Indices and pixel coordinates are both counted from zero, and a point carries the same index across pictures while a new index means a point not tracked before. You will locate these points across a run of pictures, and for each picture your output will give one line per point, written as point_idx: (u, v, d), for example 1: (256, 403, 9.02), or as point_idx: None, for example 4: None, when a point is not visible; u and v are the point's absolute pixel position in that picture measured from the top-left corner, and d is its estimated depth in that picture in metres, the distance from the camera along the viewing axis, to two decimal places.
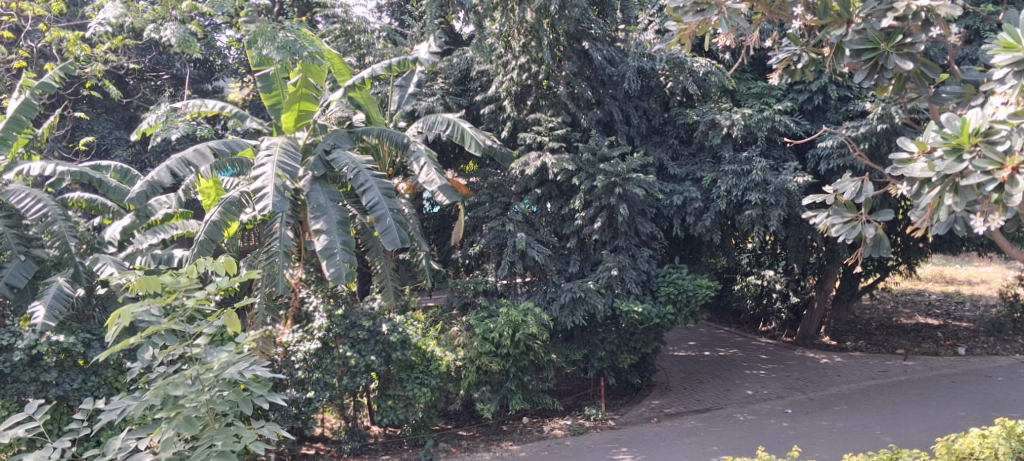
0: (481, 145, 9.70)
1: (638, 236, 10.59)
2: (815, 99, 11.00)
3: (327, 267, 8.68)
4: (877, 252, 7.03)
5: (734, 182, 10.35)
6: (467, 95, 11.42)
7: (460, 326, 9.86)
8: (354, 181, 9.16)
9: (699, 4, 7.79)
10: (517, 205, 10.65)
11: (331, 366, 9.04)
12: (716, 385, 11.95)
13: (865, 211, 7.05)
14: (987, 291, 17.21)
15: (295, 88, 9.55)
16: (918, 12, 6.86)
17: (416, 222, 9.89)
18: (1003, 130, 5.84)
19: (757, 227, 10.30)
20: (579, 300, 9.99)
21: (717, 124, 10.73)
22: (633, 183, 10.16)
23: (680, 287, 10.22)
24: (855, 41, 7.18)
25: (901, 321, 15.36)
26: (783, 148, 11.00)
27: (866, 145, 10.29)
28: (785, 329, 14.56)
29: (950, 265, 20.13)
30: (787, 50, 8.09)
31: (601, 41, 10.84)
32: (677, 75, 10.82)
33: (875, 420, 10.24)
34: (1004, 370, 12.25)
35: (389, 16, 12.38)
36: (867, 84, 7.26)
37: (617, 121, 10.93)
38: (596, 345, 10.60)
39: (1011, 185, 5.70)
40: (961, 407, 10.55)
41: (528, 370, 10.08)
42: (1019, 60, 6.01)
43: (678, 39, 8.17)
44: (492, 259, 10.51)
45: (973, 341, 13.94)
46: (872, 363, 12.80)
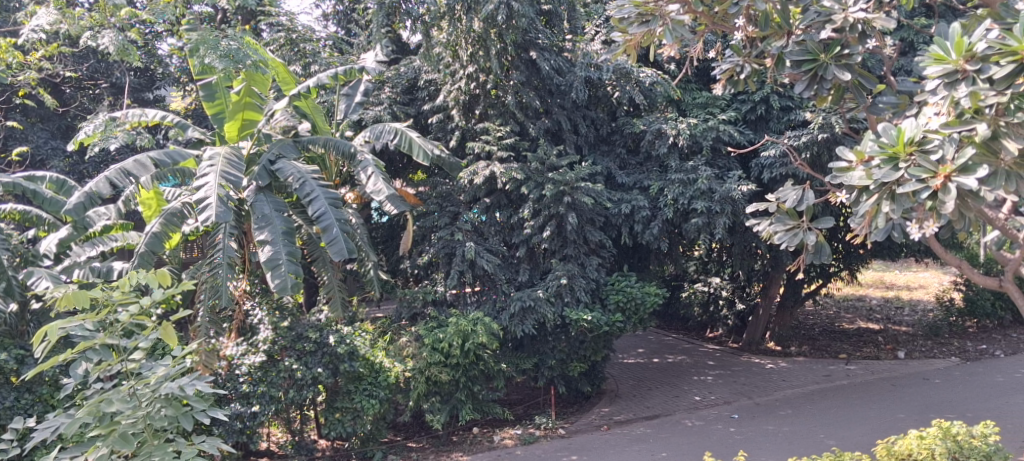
0: (429, 154, 9.68)
1: (587, 245, 10.64)
2: (759, 109, 11.17)
3: (272, 278, 8.57)
4: (818, 259, 7.22)
5: (680, 190, 10.48)
6: (415, 104, 11.29)
7: (409, 336, 9.86)
8: (300, 191, 9.07)
9: (643, 15, 7.94)
10: (466, 215, 10.57)
11: (277, 379, 8.89)
12: (665, 391, 12.06)
13: (807, 219, 7.22)
14: (925, 296, 17.66)
15: (239, 97, 9.48)
16: (855, 24, 7.11)
17: (364, 232, 9.82)
18: (936, 139, 6.05)
19: (704, 235, 10.44)
20: (529, 309, 9.98)
21: (663, 133, 10.88)
22: (582, 191, 10.23)
23: (629, 295, 10.30)
24: (794, 52, 7.35)
25: (844, 326, 15.68)
26: (727, 157, 11.17)
27: (807, 154, 10.52)
28: (732, 335, 14.77)
29: (890, 271, 20.68)
30: (731, 61, 8.24)
31: (548, 51, 10.84)
32: (623, 85, 10.95)
33: (819, 423, 10.43)
34: (942, 373, 12.58)
35: (335, 24, 12.27)
36: (807, 94, 7.40)
37: (565, 130, 11.00)
38: (546, 353, 10.61)
39: (944, 193, 5.89)
40: (901, 409, 10.80)
41: (478, 380, 10.05)
42: (949, 72, 6.20)
43: (623, 50, 8.29)
44: (441, 268, 10.45)
45: (912, 344, 14.28)
46: (815, 368, 13.05)
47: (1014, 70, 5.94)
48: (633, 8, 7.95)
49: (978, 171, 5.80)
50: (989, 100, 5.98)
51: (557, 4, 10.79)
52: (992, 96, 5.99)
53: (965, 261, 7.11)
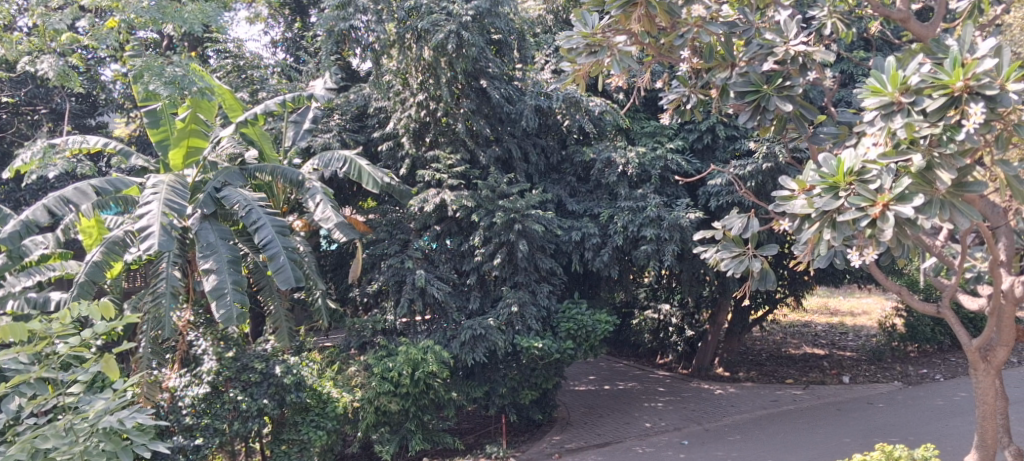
0: (379, 182, 9.63)
1: (538, 272, 10.65)
2: (705, 138, 11.38)
3: (217, 308, 8.41)
4: (763, 285, 7.34)
5: (630, 218, 10.57)
6: (364, 131, 11.30)
7: (358, 365, 9.77)
8: (246, 219, 8.97)
9: (592, 45, 8.04)
10: (416, 242, 10.57)
11: (221, 410, 8.74)
12: (616, 418, 12.07)
13: (752, 246, 7.36)
14: (868, 321, 18.03)
15: (185, 123, 9.38)
16: (796, 57, 7.35)
17: (312, 260, 9.72)
18: (874, 170, 6.20)
19: (653, 262, 10.53)
20: (480, 338, 9.94)
21: (613, 162, 11.01)
22: (532, 219, 10.25)
23: (579, 322, 10.33)
24: (738, 82, 7.53)
25: (790, 352, 15.90)
26: (675, 185, 11.32)
27: (752, 183, 10.71)
28: (682, 361, 14.86)
29: (834, 296, 21.11)
30: (677, 91, 8.42)
31: (498, 80, 10.85)
32: (573, 113, 11.01)
33: (767, 448, 10.54)
34: (885, 397, 12.82)
35: (284, 51, 12.18)
36: (750, 124, 7.57)
37: (515, 157, 11.02)
38: (497, 381, 10.52)
39: (883, 221, 6.05)
40: (847, 434, 10.97)
41: (428, 409, 9.95)
42: (886, 105, 6.35)
43: (572, 79, 8.40)
44: (391, 296, 10.35)
45: (856, 369, 14.55)
46: (763, 393, 13.20)
47: (946, 103, 6.10)
48: (581, 38, 8.02)
49: (914, 200, 5.98)
50: (923, 131, 6.12)
51: (507, 33, 10.82)
52: (925, 127, 6.12)
53: (904, 288, 7.42)
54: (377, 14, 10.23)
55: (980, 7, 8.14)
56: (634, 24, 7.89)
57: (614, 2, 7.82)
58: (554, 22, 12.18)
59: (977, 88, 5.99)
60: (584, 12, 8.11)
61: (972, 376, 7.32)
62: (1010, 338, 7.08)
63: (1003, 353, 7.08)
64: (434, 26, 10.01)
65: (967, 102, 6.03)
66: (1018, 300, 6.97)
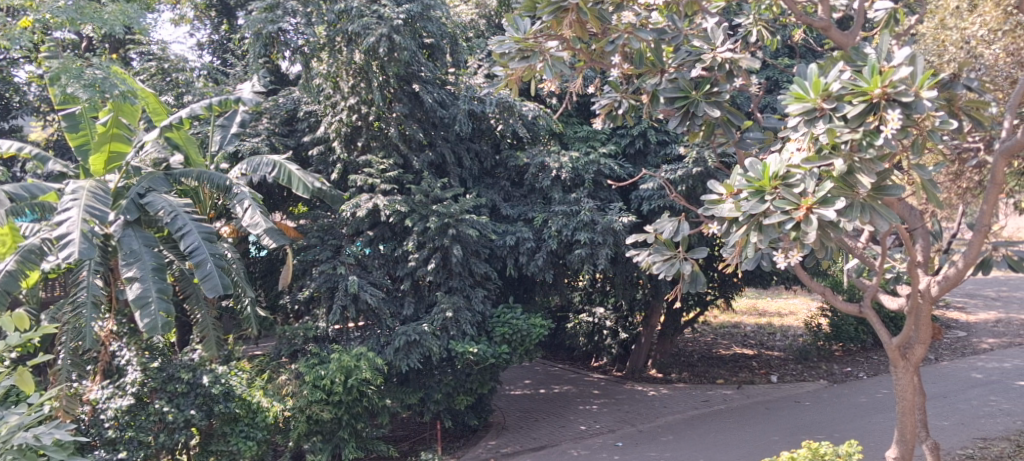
0: (309, 187, 9.49)
1: (472, 277, 10.62)
2: (637, 142, 11.53)
3: (141, 318, 8.17)
4: (694, 287, 7.47)
5: (564, 222, 10.63)
6: (294, 135, 11.08)
7: (289, 374, 9.57)
8: (172, 225, 8.74)
9: (524, 50, 7.99)
10: (348, 247, 10.41)
11: (146, 423, 8.51)
12: (551, 422, 12.12)
13: (683, 249, 7.47)
14: (795, 322, 18.51)
15: (106, 128, 9.09)
16: (723, 64, 7.48)
17: (241, 267, 9.51)
18: (797, 174, 6.39)
19: (587, 266, 10.57)
20: (414, 343, 9.86)
21: (547, 166, 11.05)
22: (467, 224, 10.23)
23: (515, 327, 10.35)
24: (667, 88, 7.63)
25: (720, 352, 16.19)
26: (608, 189, 11.43)
27: (683, 187, 10.90)
28: (616, 363, 14.98)
29: (762, 298, 21.61)
30: (609, 96, 8.47)
31: (431, 84, 10.87)
32: (507, 118, 11.02)
33: (698, 448, 10.73)
34: (811, 395, 13.17)
35: (211, 54, 11.92)
36: (680, 129, 7.69)
37: (449, 162, 10.98)
38: (432, 387, 10.42)
39: (807, 223, 6.22)
40: (775, 432, 11.23)
41: (362, 417, 9.85)
42: (808, 110, 6.50)
43: (506, 84, 8.39)
44: (323, 303, 10.20)
45: (784, 368, 14.91)
46: (695, 393, 13.43)
47: (866, 109, 6.29)
48: (513, 43, 8.00)
49: (836, 203, 6.16)
50: (844, 137, 6.30)
51: (439, 37, 10.78)
52: (846, 132, 6.31)
53: (828, 289, 7.68)
54: (306, 18, 10.19)
55: (895, 17, 8.51)
56: (566, 29, 7.98)
57: (546, 8, 7.77)
58: (487, 27, 12.20)
59: (894, 95, 6.19)
60: (516, 17, 8.18)
61: (893, 373, 7.57)
62: (927, 335, 7.38)
63: (921, 349, 7.39)
64: (366, 29, 9.87)
65: (885, 109, 6.24)
66: (934, 299, 7.27)
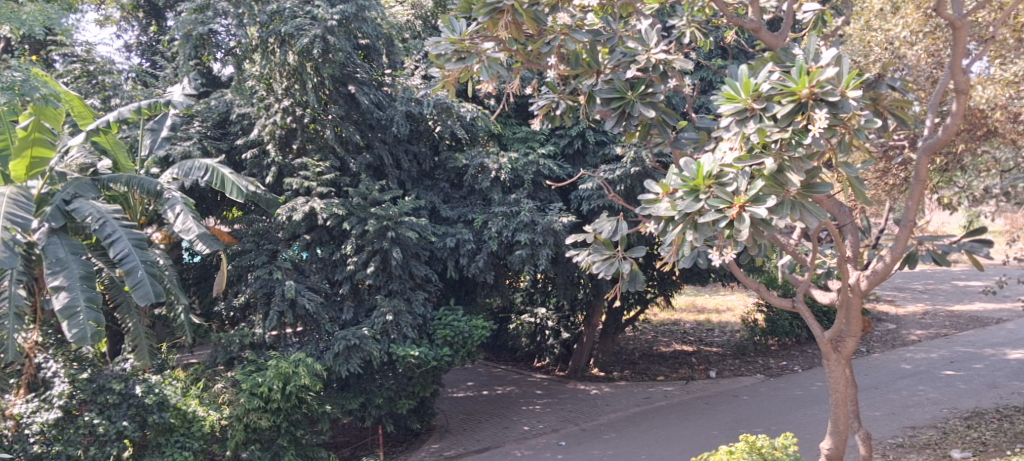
0: (244, 190, 9.36)
1: (412, 279, 10.54)
2: (575, 143, 11.63)
3: (69, 328, 7.92)
4: (632, 286, 7.52)
5: (504, 223, 10.63)
6: (228, 138, 10.83)
7: (225, 382, 9.42)
8: (100, 232, 8.51)
9: (460, 52, 7.97)
10: (286, 252, 10.24)
11: (75, 436, 8.30)
12: (494, 423, 12.11)
13: (621, 249, 7.52)
14: (733, 318, 18.84)
15: (27, 132, 8.61)
16: (657, 65, 7.54)
17: (174, 274, 9.32)
18: (729, 173, 6.50)
19: (528, 266, 10.58)
20: (354, 348, 9.76)
21: (486, 168, 11.03)
22: (406, 226, 10.16)
23: (456, 329, 10.31)
24: (603, 89, 7.65)
25: (661, 350, 16.38)
26: (547, 190, 11.48)
27: (621, 187, 11.02)
28: (558, 363, 15.05)
29: (701, 295, 21.98)
30: (546, 97, 8.48)
31: (367, 85, 10.75)
32: (445, 119, 11.03)
33: (640, 445, 10.84)
34: (749, 390, 13.43)
35: (139, 56, 11.58)
36: (616, 130, 7.72)
37: (387, 165, 10.91)
38: (373, 392, 10.32)
39: (739, 222, 6.31)
40: (714, 426, 11.41)
41: (302, 423, 9.65)
42: (740, 110, 6.62)
43: (442, 85, 8.36)
44: (259, 309, 10.01)
45: (722, 364, 15.17)
46: (636, 391, 13.58)
47: (794, 109, 6.43)
48: (449, 45, 7.96)
49: (767, 201, 6.27)
50: (774, 137, 6.44)
51: (375, 38, 10.74)
52: (776, 132, 6.45)
53: (762, 285, 7.83)
54: (238, 19, 9.98)
55: (822, 19, 8.70)
56: (503, 31, 7.92)
57: (481, 9, 7.75)
58: (423, 29, 12.15)
59: (821, 94, 6.34)
60: (450, 19, 8.14)
61: (826, 366, 7.70)
62: (858, 329, 7.56)
63: (852, 342, 7.57)
64: (298, 30, 9.79)
65: (812, 108, 6.39)
66: (863, 294, 7.47)
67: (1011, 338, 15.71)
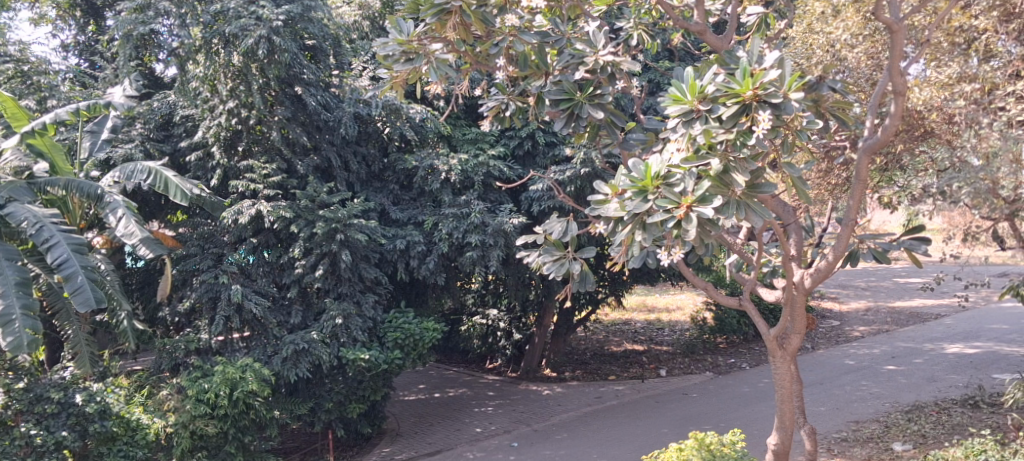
0: (188, 193, 9.17)
1: (362, 282, 10.46)
2: (525, 144, 11.68)
3: (4, 336, 7.67)
4: (583, 286, 7.54)
5: (454, 225, 10.60)
6: (171, 140, 10.66)
7: (170, 389, 9.23)
8: (37, 237, 8.28)
9: (408, 53, 7.92)
10: (230, 255, 10.03)
11: (11, 448, 7.95)
12: (446, 425, 12.07)
13: (572, 249, 7.54)
14: (682, 317, 19.06)
15: None
16: (604, 66, 7.61)
17: (116, 279, 9.10)
18: (677, 174, 6.52)
19: (479, 268, 10.57)
20: (303, 352, 9.64)
21: (436, 169, 10.98)
22: (355, 228, 10.08)
23: (406, 331, 10.25)
24: (552, 91, 7.66)
25: (612, 349, 16.49)
26: (498, 191, 11.49)
27: (571, 188, 11.08)
28: (510, 364, 15.06)
29: (651, 294, 22.19)
30: (497, 98, 8.44)
31: (314, 86, 10.60)
32: (393, 121, 10.98)
33: (592, 444, 10.91)
34: (698, 387, 13.60)
35: (76, 56, 11.32)
36: (565, 131, 7.75)
37: (335, 167, 10.75)
38: (322, 396, 10.22)
39: (687, 222, 6.36)
40: (665, 424, 11.53)
41: (249, 430, 9.48)
42: (686, 112, 6.69)
43: (390, 86, 8.27)
44: (204, 314, 9.88)
45: (672, 362, 15.34)
46: (588, 391, 13.65)
47: (739, 110, 6.51)
48: (397, 45, 7.89)
49: (713, 201, 6.35)
50: (720, 138, 6.50)
51: (321, 39, 10.66)
52: (722, 133, 6.52)
53: (710, 284, 7.93)
54: (180, 19, 9.72)
55: (766, 21, 8.84)
56: (450, 32, 7.97)
57: (428, 10, 7.75)
58: (371, 29, 12.02)
59: (764, 96, 6.44)
60: (398, 20, 8.09)
61: (771, 363, 7.82)
62: (802, 326, 7.70)
63: (796, 339, 7.71)
64: (242, 31, 9.66)
65: (756, 110, 6.47)
66: (807, 291, 7.61)
67: (948, 332, 16.19)
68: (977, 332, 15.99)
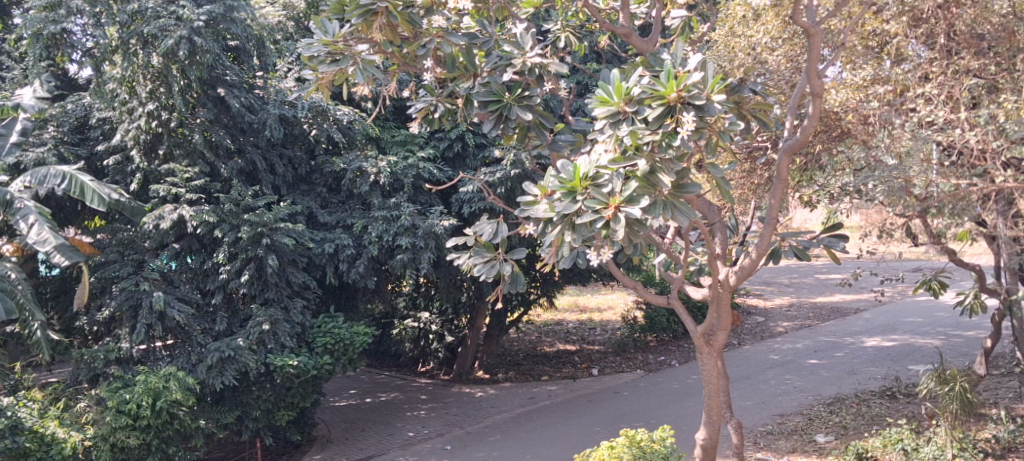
0: (105, 198, 8.84)
1: (290, 287, 10.25)
2: (455, 146, 11.64)
3: None
4: (514, 288, 7.50)
5: (384, 227, 10.49)
6: (87, 144, 10.33)
7: (88, 401, 8.92)
8: None
9: (333, 54, 7.84)
10: (151, 262, 9.74)
11: None
12: (378, 430, 11.95)
13: (503, 250, 7.53)
14: (613, 316, 19.30)
15: None
16: (532, 68, 7.61)
17: (27, 289, 8.71)
18: (605, 175, 6.58)
19: (410, 270, 10.50)
20: (229, 360, 9.41)
21: (364, 171, 10.87)
22: (282, 232, 9.89)
23: (336, 336, 10.12)
24: (481, 92, 7.64)
25: (544, 350, 16.57)
26: (428, 193, 11.43)
27: (501, 189, 11.11)
28: (443, 367, 14.96)
29: (583, 294, 22.39)
30: (425, 100, 8.37)
31: (237, 88, 10.39)
32: (320, 122, 10.82)
33: (525, 444, 10.95)
34: (629, 385, 13.77)
35: None
36: (495, 132, 7.75)
37: (260, 170, 10.46)
38: (248, 405, 9.94)
39: (615, 222, 6.41)
40: (597, 423, 11.64)
41: (174, 440, 9.15)
42: (613, 113, 6.75)
43: (315, 88, 8.12)
44: (125, 323, 9.51)
45: (604, 361, 15.49)
46: (521, 391, 13.69)
47: (663, 112, 6.62)
48: (322, 46, 7.79)
49: (641, 201, 6.40)
50: (646, 138, 6.59)
51: (244, 40, 10.43)
52: (648, 134, 6.62)
53: (639, 283, 8.02)
54: (94, 17, 9.55)
55: (689, 24, 8.99)
56: (378, 33, 7.73)
57: (354, 11, 7.55)
58: (296, 29, 11.83)
59: (688, 98, 6.57)
60: (323, 20, 7.97)
61: (699, 360, 7.96)
62: (728, 322, 7.84)
63: (723, 335, 7.85)
64: (162, 31, 9.44)
65: (680, 111, 6.59)
66: (732, 289, 7.75)
67: (868, 326, 16.79)
68: (894, 325, 16.63)
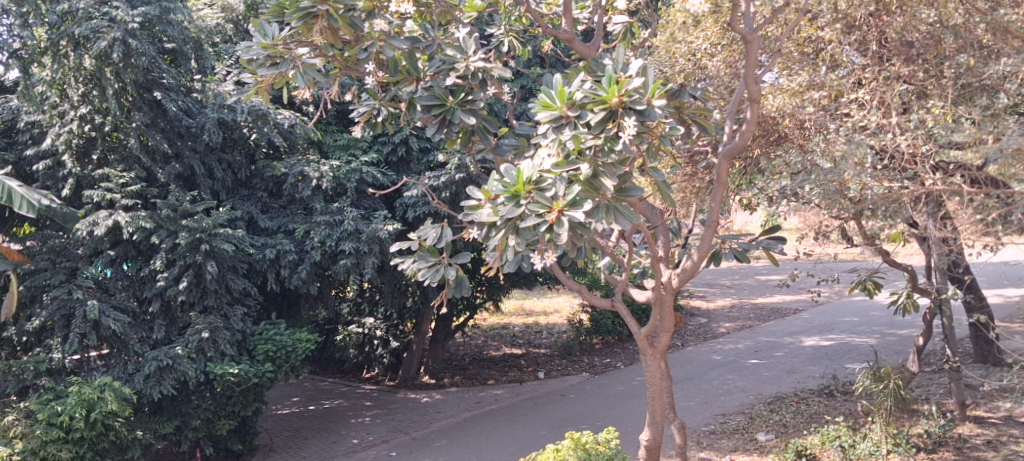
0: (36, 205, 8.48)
1: (230, 294, 10.07)
2: (399, 149, 11.56)
3: None
4: (458, 292, 7.51)
5: (327, 232, 10.38)
6: (14, 148, 10.00)
7: (17, 414, 8.62)
8: None
9: (273, 57, 7.71)
10: (86, 270, 9.50)
11: None
12: (322, 438, 11.80)
13: (447, 255, 7.49)
14: (559, 319, 19.39)
15: None
16: (475, 72, 7.60)
17: None
18: (549, 178, 6.63)
19: (353, 275, 10.42)
20: (167, 369, 9.23)
21: (306, 176, 10.72)
22: (221, 238, 9.72)
23: (278, 343, 9.96)
24: (424, 96, 7.58)
25: (491, 354, 16.56)
26: (371, 197, 11.33)
27: (446, 193, 11.08)
28: (388, 373, 14.83)
29: (529, 298, 22.44)
30: (368, 104, 8.32)
31: (174, 91, 10.20)
32: (261, 126, 10.65)
33: (471, 449, 10.92)
34: (575, 388, 13.84)
35: None
36: (438, 136, 7.72)
37: (198, 174, 10.32)
38: (189, 414, 9.76)
39: (558, 225, 6.44)
40: (543, 426, 11.66)
41: (109, 453, 8.91)
42: (556, 118, 6.76)
43: (255, 92, 7.96)
44: (57, 332, 9.24)
45: (550, 364, 15.54)
46: (467, 396, 13.66)
47: (606, 116, 6.65)
48: (261, 49, 7.67)
49: (584, 205, 6.45)
50: (589, 142, 6.58)
51: (182, 42, 10.21)
52: (590, 138, 6.60)
53: (583, 286, 8.05)
54: (21, 18, 8.93)
55: (631, 30, 9.06)
56: (317, 36, 7.69)
57: (294, 14, 7.52)
58: (234, 32, 11.64)
59: (629, 103, 6.62)
60: (262, 22, 7.81)
61: (643, 361, 8.03)
62: (671, 324, 7.92)
63: (666, 336, 7.92)
64: (94, 33, 9.18)
65: (622, 116, 6.64)
66: (674, 291, 7.84)
67: (807, 326, 17.18)
68: (832, 325, 17.03)
